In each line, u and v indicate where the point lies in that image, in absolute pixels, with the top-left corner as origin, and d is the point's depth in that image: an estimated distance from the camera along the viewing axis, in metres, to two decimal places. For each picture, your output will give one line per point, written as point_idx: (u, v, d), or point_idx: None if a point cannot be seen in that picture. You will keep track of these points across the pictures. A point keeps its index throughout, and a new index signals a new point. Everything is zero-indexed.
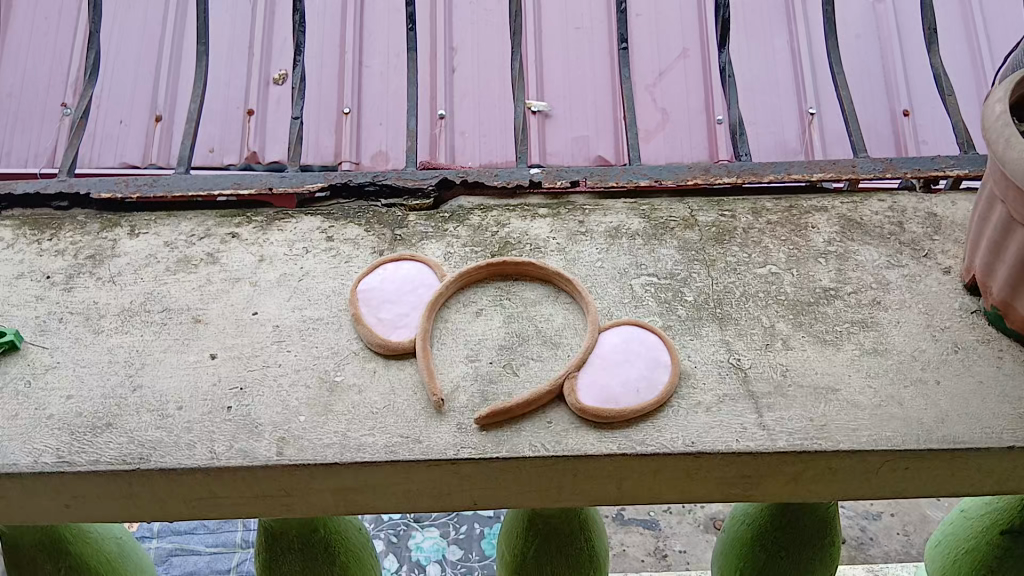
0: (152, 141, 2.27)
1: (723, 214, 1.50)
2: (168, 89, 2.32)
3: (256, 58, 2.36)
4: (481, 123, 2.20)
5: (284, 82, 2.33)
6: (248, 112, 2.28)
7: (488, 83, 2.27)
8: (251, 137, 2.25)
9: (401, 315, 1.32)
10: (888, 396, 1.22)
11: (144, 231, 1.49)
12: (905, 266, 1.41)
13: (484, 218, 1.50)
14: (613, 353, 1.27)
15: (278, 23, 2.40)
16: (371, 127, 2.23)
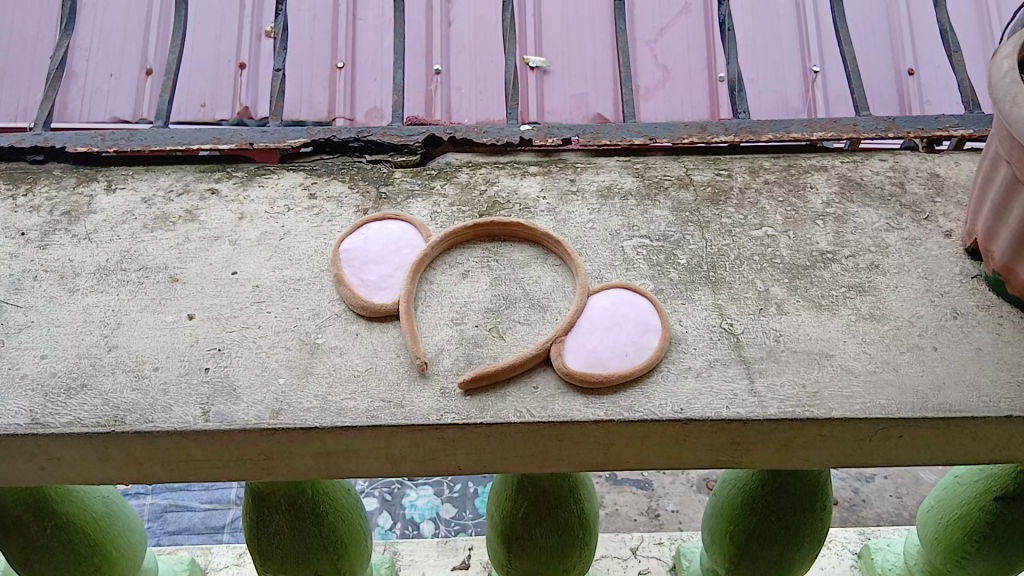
0: (144, 95, 2.11)
1: (719, 173, 1.45)
2: (159, 39, 2.17)
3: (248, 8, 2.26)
4: (477, 80, 2.14)
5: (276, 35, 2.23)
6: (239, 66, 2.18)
7: (483, 38, 2.20)
8: (242, 92, 2.14)
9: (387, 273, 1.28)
10: (883, 362, 1.19)
11: (121, 187, 1.44)
12: (905, 228, 1.36)
13: (472, 176, 1.46)
14: (601, 318, 1.23)
15: None
16: (365, 82, 2.15)
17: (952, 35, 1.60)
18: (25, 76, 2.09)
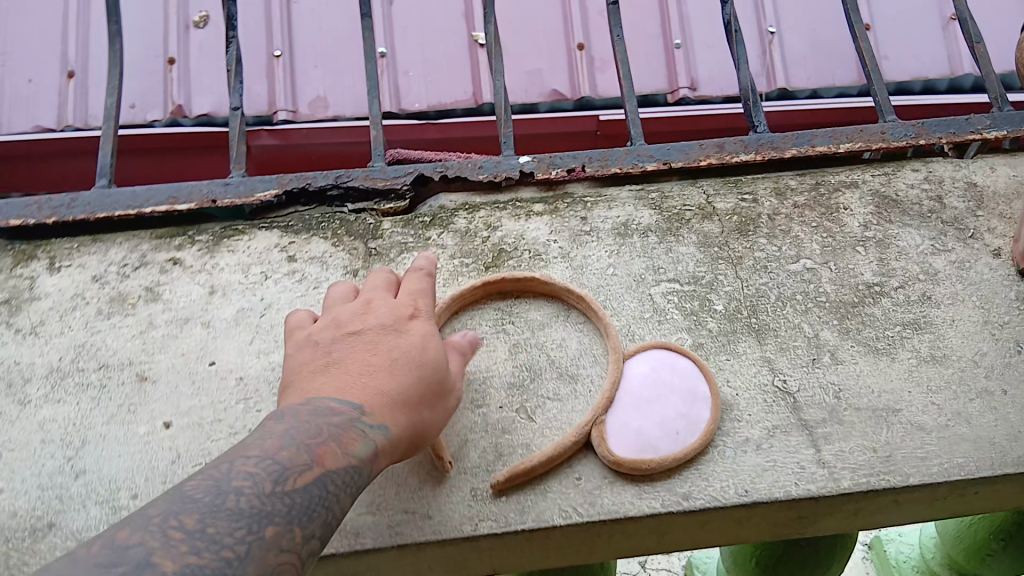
0: (67, 99, 2.21)
1: (744, 198, 1.31)
2: (79, 44, 2.27)
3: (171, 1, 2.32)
4: (426, 62, 2.33)
5: (204, 26, 2.31)
6: (169, 61, 2.27)
7: (431, 19, 2.38)
8: (175, 90, 2.24)
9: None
10: (954, 414, 1.08)
11: (66, 264, 1.23)
12: (951, 250, 1.25)
13: (470, 220, 1.29)
14: (643, 387, 1.09)
15: None
16: (306, 70, 2.30)
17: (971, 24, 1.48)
18: None
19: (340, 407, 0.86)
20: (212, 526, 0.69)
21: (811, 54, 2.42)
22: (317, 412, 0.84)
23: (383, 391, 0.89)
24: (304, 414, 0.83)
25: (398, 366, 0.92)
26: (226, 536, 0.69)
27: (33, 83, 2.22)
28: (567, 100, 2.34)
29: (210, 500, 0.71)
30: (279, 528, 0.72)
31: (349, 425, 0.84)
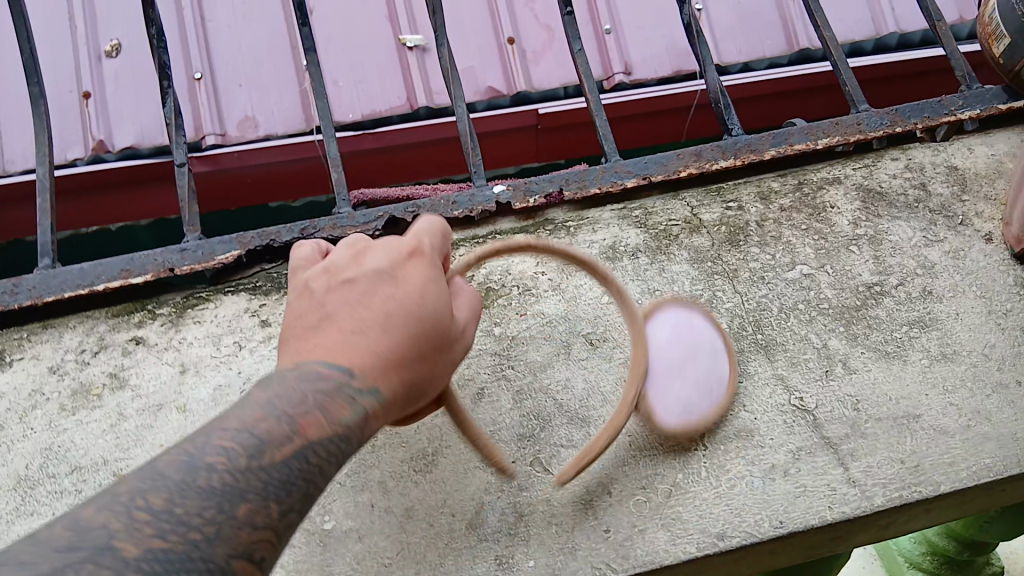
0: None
1: (729, 207, 1.27)
2: None
3: (80, 30, 2.12)
4: (354, 68, 2.16)
5: (117, 53, 2.11)
6: (84, 96, 2.07)
7: (353, 22, 2.20)
8: (93, 125, 2.04)
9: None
10: (974, 413, 1.06)
11: (18, 358, 1.13)
12: (943, 240, 1.23)
13: (451, 259, 1.22)
14: (670, 345, 1.05)
15: None
16: (230, 89, 2.11)
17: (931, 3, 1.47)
18: None
19: (329, 371, 0.76)
20: (183, 505, 0.62)
21: (740, 28, 2.33)
22: (303, 375, 0.75)
23: (375, 354, 0.79)
24: (292, 379, 0.75)
25: (392, 320, 0.81)
26: (196, 518, 0.61)
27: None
28: (505, 97, 2.18)
29: (182, 479, 0.63)
30: (254, 505, 0.65)
31: (336, 392, 0.75)
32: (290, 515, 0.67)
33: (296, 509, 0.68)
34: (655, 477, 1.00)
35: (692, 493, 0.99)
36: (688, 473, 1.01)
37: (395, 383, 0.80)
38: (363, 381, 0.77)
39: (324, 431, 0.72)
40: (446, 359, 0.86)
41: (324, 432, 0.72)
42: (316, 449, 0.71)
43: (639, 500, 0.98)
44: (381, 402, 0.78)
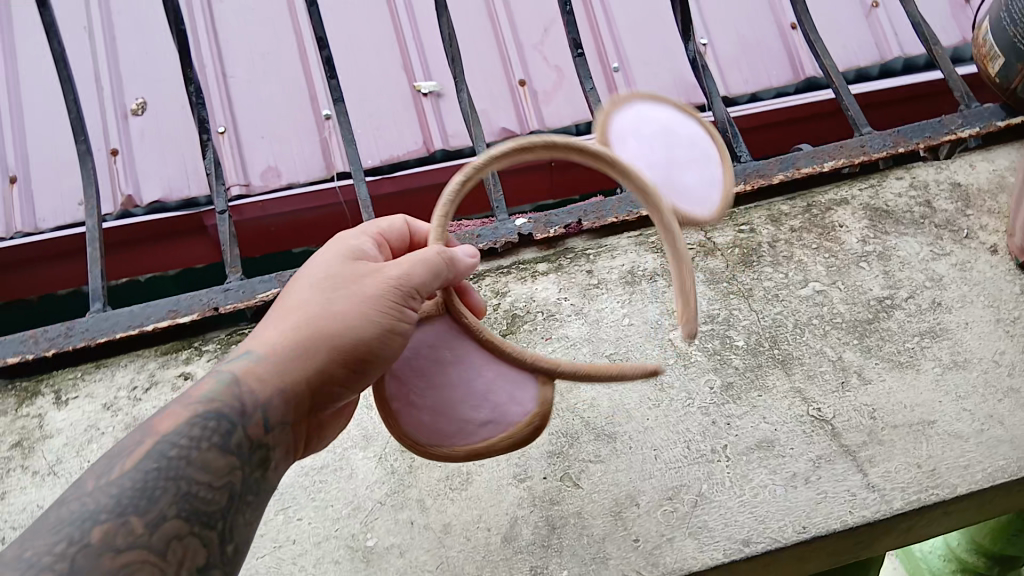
0: (11, 206, 2.03)
1: (741, 230, 1.33)
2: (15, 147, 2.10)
3: (106, 91, 2.20)
4: (370, 116, 2.24)
5: (144, 112, 2.19)
6: (112, 153, 2.14)
7: (369, 69, 2.29)
8: (122, 181, 2.11)
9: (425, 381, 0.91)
10: (987, 417, 1.09)
11: (74, 396, 1.20)
12: (950, 253, 1.27)
13: (478, 289, 1.28)
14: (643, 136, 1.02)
15: (122, 46, 2.26)
16: (253, 142, 2.21)
17: (925, 28, 1.55)
18: None
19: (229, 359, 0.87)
20: (33, 548, 0.66)
21: (742, 56, 2.42)
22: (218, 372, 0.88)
23: (263, 329, 0.88)
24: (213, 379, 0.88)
25: (284, 297, 0.89)
26: (48, 554, 0.65)
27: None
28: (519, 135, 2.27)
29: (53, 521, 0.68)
30: (112, 526, 0.68)
31: (218, 368, 0.84)
32: (164, 521, 0.70)
33: (182, 511, 0.72)
34: (681, 487, 1.05)
35: (716, 502, 1.03)
36: (712, 483, 1.05)
37: (277, 363, 0.84)
38: (239, 372, 0.82)
39: (188, 428, 0.76)
40: (353, 308, 0.85)
41: (188, 431, 0.76)
42: (189, 440, 0.76)
43: (666, 510, 1.03)
44: (277, 384, 0.83)
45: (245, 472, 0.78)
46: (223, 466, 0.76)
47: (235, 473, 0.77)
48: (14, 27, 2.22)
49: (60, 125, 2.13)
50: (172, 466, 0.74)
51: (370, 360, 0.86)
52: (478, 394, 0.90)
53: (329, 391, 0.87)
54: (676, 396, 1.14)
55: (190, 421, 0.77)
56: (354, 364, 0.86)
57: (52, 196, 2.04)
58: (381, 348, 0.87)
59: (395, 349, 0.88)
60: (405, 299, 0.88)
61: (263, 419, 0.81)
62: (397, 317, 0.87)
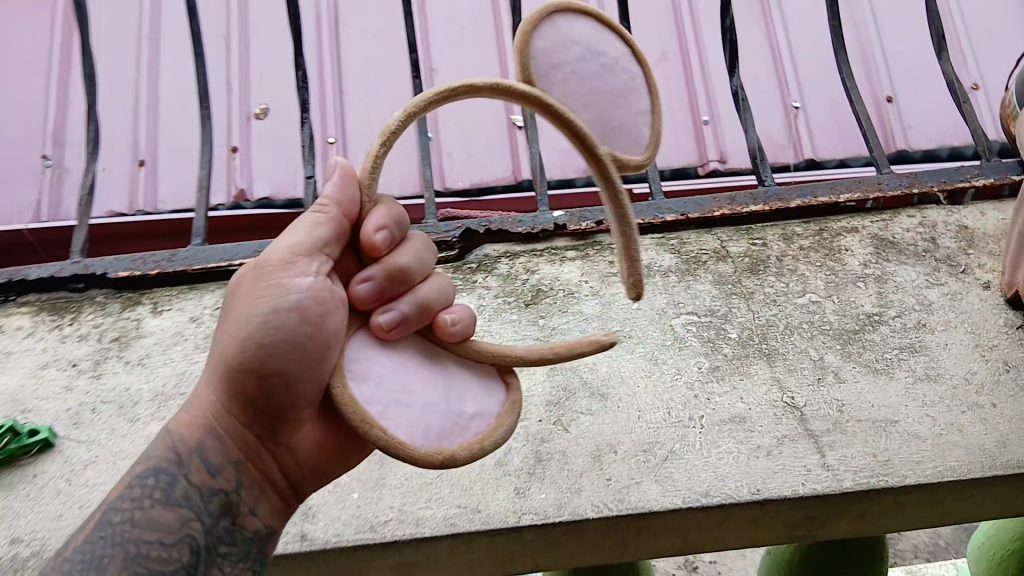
0: (137, 186, 2.43)
1: (754, 243, 1.48)
2: (152, 138, 2.48)
3: (234, 94, 2.53)
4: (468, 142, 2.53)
5: (265, 117, 2.51)
6: (232, 150, 2.46)
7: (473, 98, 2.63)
8: (237, 175, 2.43)
9: (402, 382, 0.84)
10: (947, 424, 1.20)
11: (168, 308, 1.45)
12: (944, 283, 1.39)
13: (513, 265, 1.47)
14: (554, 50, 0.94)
15: (252, 57, 2.59)
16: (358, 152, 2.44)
17: (959, 87, 1.67)
18: None
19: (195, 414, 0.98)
20: None
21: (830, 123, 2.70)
22: None
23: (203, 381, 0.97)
24: None
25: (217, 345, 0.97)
26: None
27: (103, 172, 2.43)
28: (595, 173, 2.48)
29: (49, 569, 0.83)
30: None
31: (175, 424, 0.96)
32: None
33: None
34: (656, 443, 1.20)
35: (685, 459, 1.18)
36: (684, 443, 1.20)
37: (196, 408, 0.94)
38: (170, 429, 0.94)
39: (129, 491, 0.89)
40: (233, 327, 0.90)
41: (128, 495, 0.89)
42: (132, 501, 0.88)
43: (639, 459, 1.19)
44: (206, 428, 0.92)
45: (200, 521, 0.90)
46: (174, 519, 0.88)
47: (187, 524, 0.89)
48: (161, 31, 2.62)
49: (188, 122, 2.51)
50: (116, 531, 0.86)
51: (273, 362, 0.88)
52: (457, 387, 0.87)
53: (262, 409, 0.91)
54: (667, 370, 1.29)
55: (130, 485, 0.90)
56: (264, 375, 0.88)
57: (174, 182, 2.43)
58: (274, 343, 0.88)
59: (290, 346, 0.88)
60: (275, 284, 0.89)
61: (203, 462, 0.92)
62: (279, 302, 0.88)
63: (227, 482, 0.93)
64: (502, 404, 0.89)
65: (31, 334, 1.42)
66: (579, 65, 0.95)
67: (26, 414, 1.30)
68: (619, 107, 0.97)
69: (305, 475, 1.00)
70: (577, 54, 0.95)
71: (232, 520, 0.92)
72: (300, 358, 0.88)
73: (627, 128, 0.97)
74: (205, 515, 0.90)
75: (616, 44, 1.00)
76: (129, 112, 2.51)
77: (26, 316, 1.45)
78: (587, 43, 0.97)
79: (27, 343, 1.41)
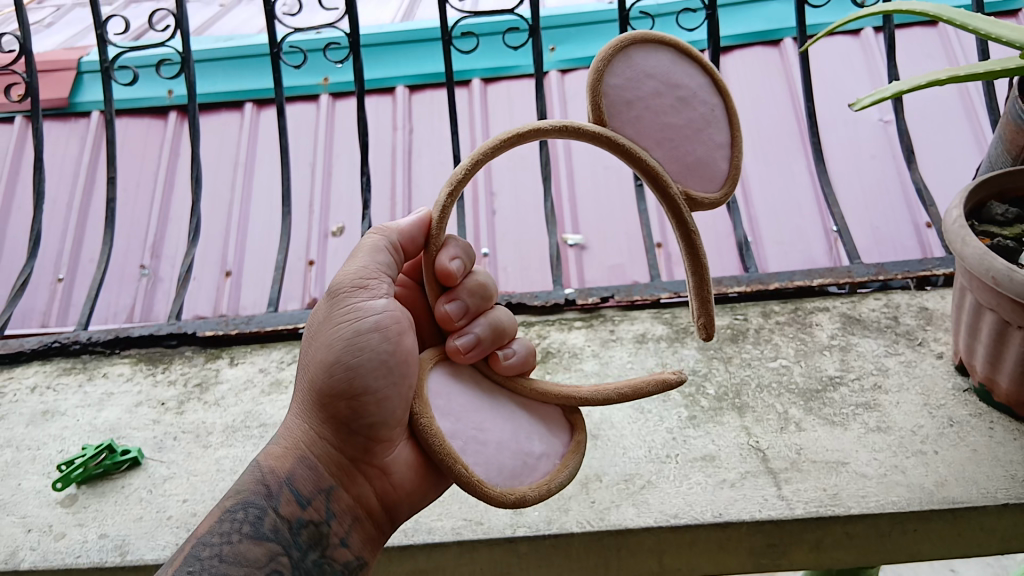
0: (222, 296, 2.53)
1: (736, 318, 1.72)
2: (235, 250, 2.62)
3: (316, 215, 2.65)
4: (521, 259, 2.44)
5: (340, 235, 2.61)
6: (309, 263, 2.54)
7: (523, 212, 2.55)
8: (311, 285, 2.50)
9: (481, 420, 1.05)
10: (891, 466, 1.38)
11: (242, 361, 1.76)
12: (901, 353, 1.59)
13: (528, 331, 1.75)
14: (653, 75, 1.02)
15: (335, 184, 2.73)
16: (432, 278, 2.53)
17: (926, 193, 1.91)
18: (117, 283, 2.56)
19: None
20: None
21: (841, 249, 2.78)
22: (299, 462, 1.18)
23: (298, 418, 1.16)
24: None
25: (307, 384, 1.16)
26: None
27: (194, 281, 2.56)
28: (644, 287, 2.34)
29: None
30: None
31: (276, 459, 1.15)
32: None
33: None
34: (636, 474, 1.40)
35: (659, 488, 1.38)
36: (661, 475, 1.40)
37: (290, 442, 1.12)
38: (264, 464, 1.12)
39: (221, 526, 1.06)
40: (321, 356, 1.09)
41: (220, 530, 1.06)
42: (223, 536, 1.05)
43: (621, 486, 1.39)
44: (301, 458, 1.11)
45: (289, 554, 1.07)
46: (263, 554, 1.05)
47: (275, 558, 1.06)
48: (256, 158, 2.83)
49: (272, 238, 2.64)
50: (205, 564, 1.02)
51: (361, 383, 1.07)
52: (528, 430, 1.07)
53: (352, 430, 1.08)
54: (651, 417, 1.51)
55: (224, 518, 1.07)
56: (349, 396, 1.07)
57: None
58: (359, 364, 1.06)
59: (373, 368, 1.07)
60: (352, 308, 1.08)
61: (294, 493, 1.10)
62: (358, 325, 1.07)
63: (317, 512, 1.10)
64: (566, 445, 1.10)
65: (130, 378, 1.75)
66: (653, 100, 1.02)
67: (120, 439, 1.59)
68: (697, 140, 1.04)
69: (389, 501, 1.15)
70: (653, 87, 1.02)
71: (321, 551, 1.10)
72: (381, 377, 1.07)
73: (702, 160, 1.04)
74: (295, 547, 1.08)
75: (697, 76, 1.06)
76: (220, 230, 2.66)
77: (127, 364, 1.79)
78: (664, 76, 1.03)
79: (126, 386, 1.73)
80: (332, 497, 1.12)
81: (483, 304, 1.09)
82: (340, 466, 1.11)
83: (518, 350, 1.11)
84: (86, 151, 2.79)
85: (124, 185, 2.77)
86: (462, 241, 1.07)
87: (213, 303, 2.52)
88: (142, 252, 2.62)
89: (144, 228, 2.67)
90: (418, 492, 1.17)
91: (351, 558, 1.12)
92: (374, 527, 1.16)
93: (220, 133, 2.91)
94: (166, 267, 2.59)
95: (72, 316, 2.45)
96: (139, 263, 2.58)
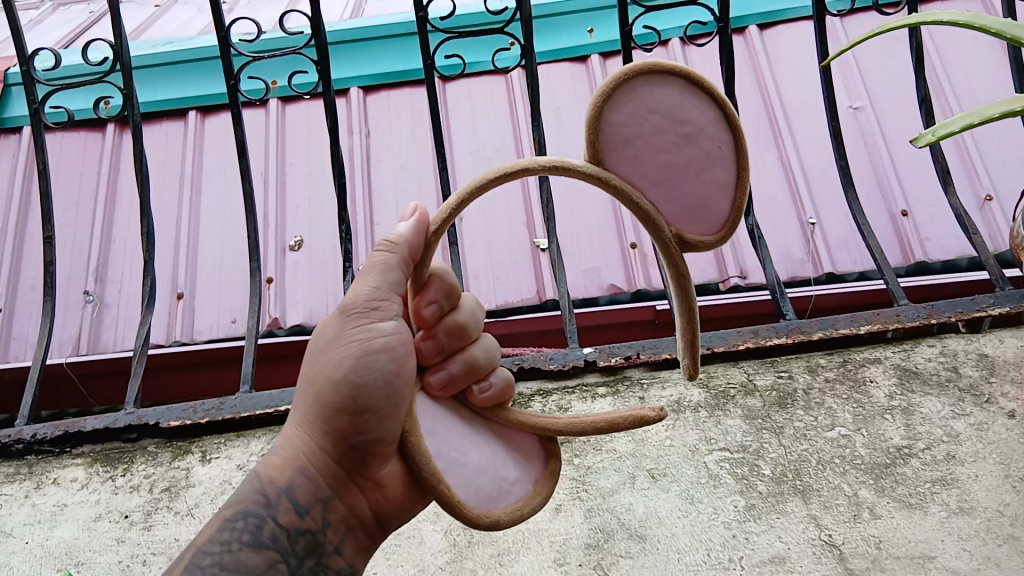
0: (174, 320, 2.24)
1: (780, 376, 1.54)
2: (188, 269, 2.33)
3: (271, 227, 2.37)
4: (493, 267, 2.29)
5: (299, 248, 2.34)
6: (267, 280, 2.27)
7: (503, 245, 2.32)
8: (271, 304, 2.24)
9: (458, 445, 0.92)
10: (985, 558, 1.19)
11: (215, 456, 1.52)
12: (970, 414, 1.42)
13: (546, 402, 1.54)
14: (656, 108, 0.86)
15: (289, 194, 2.44)
16: None
17: (967, 220, 1.74)
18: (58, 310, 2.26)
19: None
20: None
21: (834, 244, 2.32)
22: None
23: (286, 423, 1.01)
24: None
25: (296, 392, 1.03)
26: None
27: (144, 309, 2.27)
28: (625, 293, 2.25)
29: None
30: None
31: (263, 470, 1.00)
32: None
33: None
34: None
35: None
36: None
37: (289, 451, 0.98)
38: (264, 473, 0.98)
39: (219, 534, 0.93)
40: (326, 372, 0.96)
41: (219, 538, 0.93)
42: (222, 544, 0.92)
43: None
44: (299, 466, 0.97)
45: (286, 561, 0.94)
46: (262, 561, 0.92)
47: (275, 564, 0.93)
48: (203, 169, 2.53)
49: (228, 255, 2.36)
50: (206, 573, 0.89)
51: (365, 401, 0.95)
52: (503, 453, 0.95)
53: (351, 447, 0.96)
54: (704, 510, 1.31)
55: (223, 528, 0.94)
56: (352, 411, 0.95)
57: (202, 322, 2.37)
58: (364, 383, 0.94)
59: (379, 388, 0.95)
60: (359, 330, 0.96)
61: (292, 502, 0.96)
62: (366, 345, 0.95)
63: (314, 522, 0.97)
64: (541, 473, 0.96)
65: (85, 486, 1.49)
66: (652, 134, 0.87)
67: (80, 569, 1.33)
68: (697, 180, 0.88)
69: (384, 514, 1.03)
70: (654, 123, 0.86)
71: (317, 559, 0.96)
72: (387, 397, 0.95)
73: (703, 203, 0.88)
74: (293, 554, 0.94)
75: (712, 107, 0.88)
76: (169, 248, 2.37)
77: (81, 467, 1.52)
78: (669, 109, 0.86)
79: (81, 495, 1.47)
80: (329, 506, 0.99)
81: (462, 343, 1.01)
82: (336, 477, 0.99)
83: (496, 382, 0.99)
84: (17, 172, 2.48)
85: (60, 203, 2.48)
86: (445, 280, 1.00)
87: (165, 330, 2.22)
88: (87, 276, 2.32)
89: (86, 250, 2.37)
90: (410, 504, 1.06)
91: (344, 565, 0.99)
92: (366, 539, 1.03)
93: (164, 144, 2.59)
94: (116, 296, 2.30)
95: (9, 351, 2.15)
96: (83, 290, 2.28)
